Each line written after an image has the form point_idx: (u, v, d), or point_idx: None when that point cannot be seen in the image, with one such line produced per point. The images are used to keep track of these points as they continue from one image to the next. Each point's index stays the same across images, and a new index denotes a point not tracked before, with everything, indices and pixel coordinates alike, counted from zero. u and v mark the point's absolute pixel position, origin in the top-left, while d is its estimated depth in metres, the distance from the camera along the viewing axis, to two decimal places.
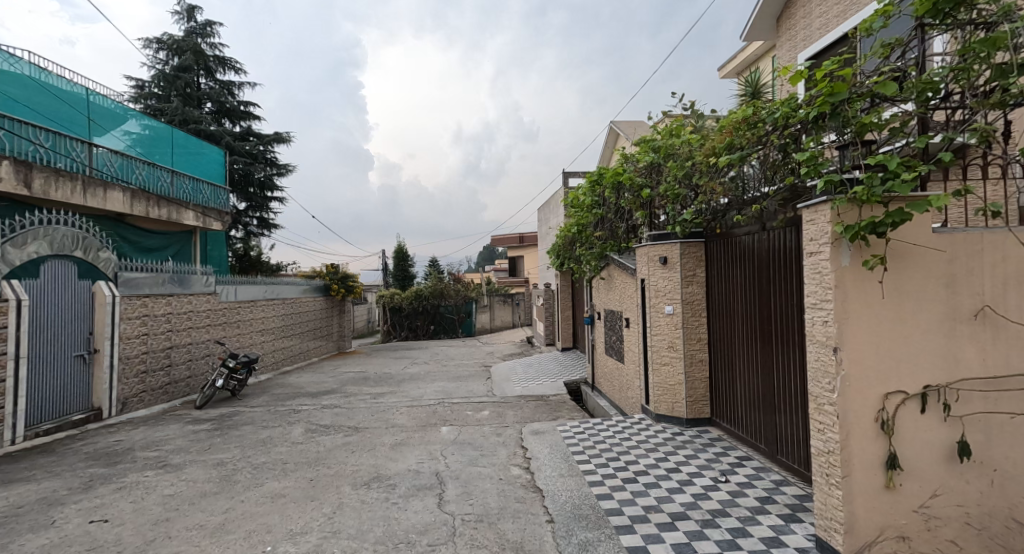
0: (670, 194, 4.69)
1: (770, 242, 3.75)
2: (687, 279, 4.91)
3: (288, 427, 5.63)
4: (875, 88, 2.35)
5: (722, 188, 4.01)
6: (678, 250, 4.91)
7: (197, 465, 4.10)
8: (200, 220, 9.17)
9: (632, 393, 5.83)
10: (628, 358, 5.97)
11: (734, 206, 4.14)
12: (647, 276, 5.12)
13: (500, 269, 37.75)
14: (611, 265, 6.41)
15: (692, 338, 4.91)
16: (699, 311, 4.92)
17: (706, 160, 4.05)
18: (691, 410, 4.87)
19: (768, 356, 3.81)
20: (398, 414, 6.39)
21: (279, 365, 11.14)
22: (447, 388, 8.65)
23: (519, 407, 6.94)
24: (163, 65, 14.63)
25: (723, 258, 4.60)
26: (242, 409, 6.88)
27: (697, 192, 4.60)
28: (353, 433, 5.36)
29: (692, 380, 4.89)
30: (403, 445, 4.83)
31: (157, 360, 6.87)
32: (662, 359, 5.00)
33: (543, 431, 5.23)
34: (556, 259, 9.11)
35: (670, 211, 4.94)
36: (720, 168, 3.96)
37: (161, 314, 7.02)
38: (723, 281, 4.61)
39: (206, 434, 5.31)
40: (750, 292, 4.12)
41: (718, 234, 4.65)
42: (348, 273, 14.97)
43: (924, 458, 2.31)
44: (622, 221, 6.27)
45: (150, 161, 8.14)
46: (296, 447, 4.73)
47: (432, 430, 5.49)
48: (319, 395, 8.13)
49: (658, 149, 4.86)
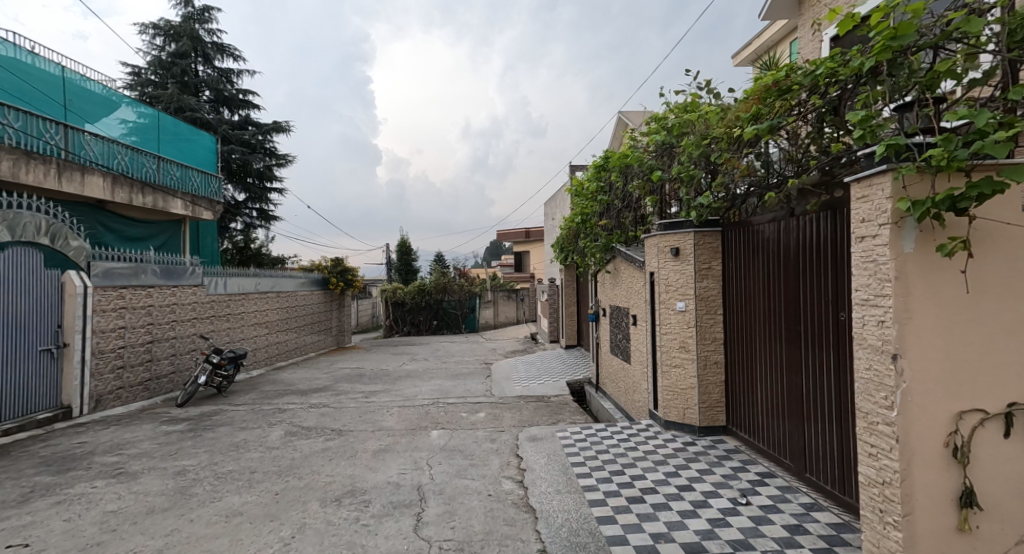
0: (684, 175, 4.18)
1: (799, 229, 3.27)
2: (701, 272, 4.43)
3: (267, 430, 5.23)
4: (954, 27, 1.83)
5: (747, 167, 3.52)
6: (693, 240, 4.41)
7: (155, 473, 3.72)
8: (189, 209, 8.82)
9: (639, 396, 5.37)
10: (635, 359, 5.51)
11: (759, 189, 3.64)
12: (658, 269, 4.66)
13: (506, 265, 37.26)
14: (617, 259, 5.93)
15: (705, 337, 4.42)
16: (714, 307, 4.43)
17: (728, 135, 3.56)
18: (703, 417, 4.40)
19: (796, 359, 3.33)
20: (387, 415, 5.99)
21: (273, 360, 10.81)
22: (444, 387, 8.24)
23: (517, 409, 6.51)
24: (160, 52, 14.26)
25: (744, 249, 4.10)
26: (225, 408, 6.52)
27: (714, 174, 4.10)
28: (336, 436, 4.95)
29: (705, 385, 4.41)
30: (386, 451, 4.42)
31: (136, 355, 6.51)
32: (672, 360, 4.55)
33: (541, 438, 4.79)
34: (560, 252, 8.63)
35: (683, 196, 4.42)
36: (743, 144, 3.46)
37: (142, 307, 6.66)
38: (744, 275, 4.11)
39: (178, 436, 4.93)
40: (775, 287, 3.63)
41: (737, 222, 4.18)
42: (348, 266, 14.58)
43: (1010, 495, 1.84)
44: (630, 211, 5.79)
45: (132, 145, 7.78)
46: (270, 453, 4.34)
47: (421, 434, 5.08)
48: (310, 393, 7.77)
49: (671, 128, 4.40)
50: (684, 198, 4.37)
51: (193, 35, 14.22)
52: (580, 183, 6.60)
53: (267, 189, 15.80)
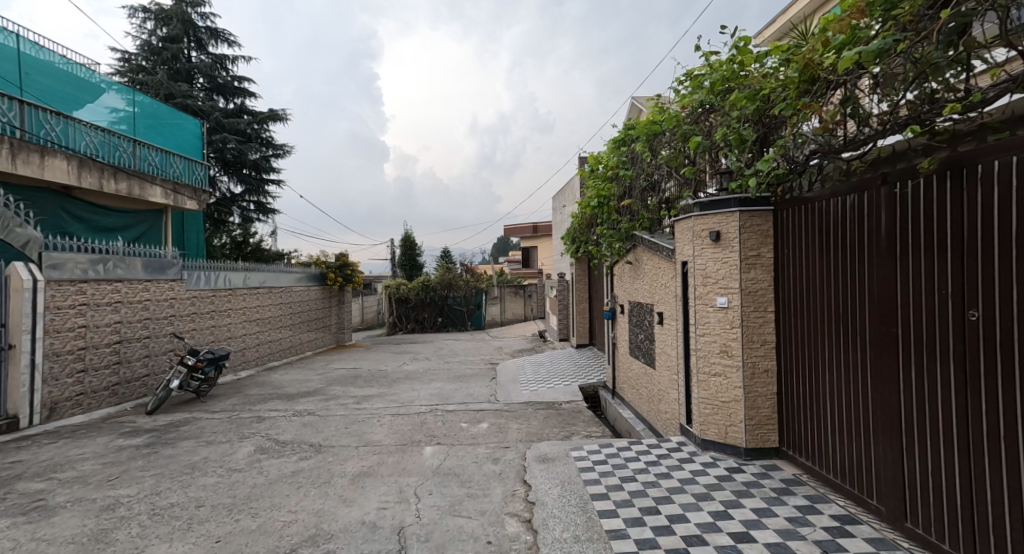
0: (732, 139, 3.42)
1: (894, 199, 2.48)
2: (747, 261, 3.64)
3: (235, 445, 4.52)
4: None
5: (829, 122, 2.71)
6: (738, 221, 3.61)
7: (77, 509, 3.00)
8: (169, 197, 8.21)
9: (667, 407, 4.60)
10: (661, 364, 4.75)
11: (833, 154, 2.87)
12: (693, 257, 3.89)
13: (514, 261, 36.43)
14: (638, 247, 5.17)
15: (753, 339, 3.64)
16: (763, 303, 3.64)
17: (799, 78, 2.79)
18: (751, 438, 3.60)
19: (885, 370, 2.55)
20: (377, 426, 5.27)
21: (266, 360, 10.15)
22: (445, 390, 7.51)
23: (525, 418, 5.75)
24: (150, 36, 13.64)
25: (803, 232, 3.31)
26: (199, 415, 5.84)
27: (768, 138, 3.34)
28: (313, 454, 4.23)
29: (753, 397, 3.62)
30: (366, 476, 3.70)
31: (101, 357, 5.86)
32: (711, 368, 3.77)
33: (553, 458, 4.04)
34: (571, 242, 7.84)
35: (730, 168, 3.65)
36: (824, 85, 2.69)
37: (107, 303, 5.99)
38: (803, 264, 3.33)
39: (130, 453, 4.23)
40: (851, 277, 2.84)
41: (795, 200, 3.39)
42: (347, 261, 13.85)
43: None
44: (655, 193, 5.03)
45: (102, 127, 7.15)
46: (229, 478, 3.61)
47: (412, 452, 4.35)
48: (297, 398, 7.08)
49: (711, 85, 3.63)
50: (733, 167, 3.57)
51: (184, 18, 13.58)
52: (595, 160, 5.78)
53: (264, 180, 15.20)
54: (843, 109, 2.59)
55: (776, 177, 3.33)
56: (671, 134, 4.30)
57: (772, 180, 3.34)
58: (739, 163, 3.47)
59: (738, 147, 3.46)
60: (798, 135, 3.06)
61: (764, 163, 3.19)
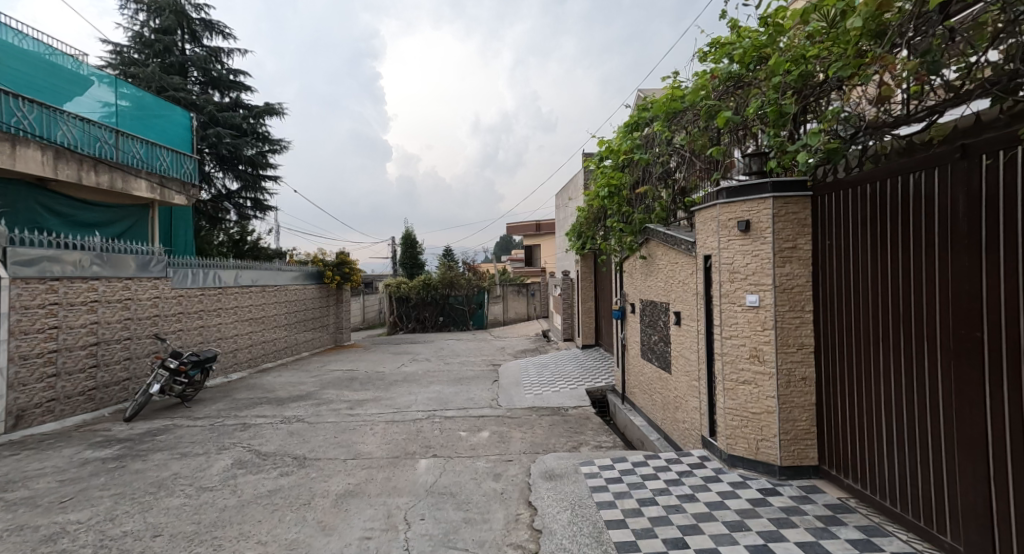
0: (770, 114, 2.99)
1: (979, 176, 2.04)
2: (781, 254, 3.20)
3: (211, 457, 4.11)
4: None
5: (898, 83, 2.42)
6: (771, 209, 3.18)
7: (12, 541, 2.60)
8: (156, 191, 7.86)
9: (686, 416, 4.18)
10: (679, 368, 4.33)
11: (886, 130, 2.57)
12: (719, 250, 3.47)
13: (517, 261, 35.91)
14: (651, 241, 4.76)
15: (788, 342, 3.21)
16: (798, 302, 3.21)
17: (865, 27, 2.47)
18: (786, 455, 3.18)
19: (966, 382, 2.12)
20: (368, 436, 4.87)
21: (260, 361, 9.79)
22: (444, 394, 7.11)
23: (528, 426, 5.34)
24: (143, 28, 13.25)
25: (846, 220, 2.88)
26: (180, 423, 5.45)
27: (812, 112, 2.95)
28: (295, 469, 3.83)
29: (789, 409, 3.19)
30: (350, 496, 3.29)
31: (75, 361, 5.47)
32: (739, 376, 3.37)
33: (560, 474, 3.62)
34: (576, 238, 7.42)
35: (765, 150, 3.24)
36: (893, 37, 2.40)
37: (83, 304, 5.61)
38: (847, 257, 2.90)
39: (94, 468, 3.82)
40: (911, 271, 2.41)
41: (837, 182, 2.96)
42: (345, 259, 13.48)
43: None
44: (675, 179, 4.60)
45: (82, 116, 6.79)
46: (196, 499, 3.21)
47: (405, 466, 3.95)
48: (287, 403, 6.69)
49: (742, 56, 3.23)
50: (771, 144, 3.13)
51: (177, 9, 13.18)
52: (605, 147, 5.33)
53: (261, 176, 14.83)
54: (919, 63, 2.28)
55: (827, 152, 2.80)
56: (693, 112, 3.87)
57: (825, 156, 2.81)
58: (778, 140, 3.03)
59: (775, 121, 3.03)
60: (848, 108, 2.77)
61: (811, 137, 2.76)
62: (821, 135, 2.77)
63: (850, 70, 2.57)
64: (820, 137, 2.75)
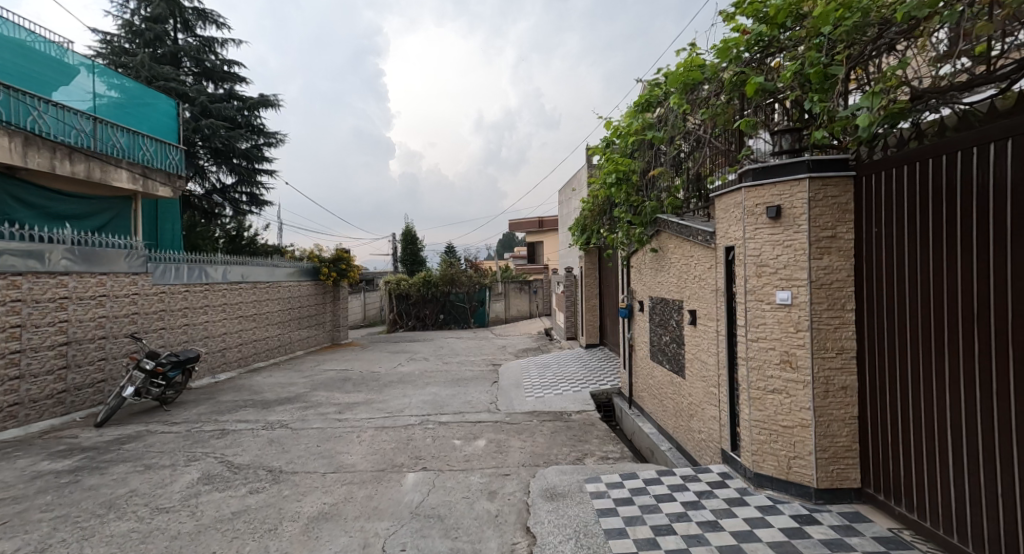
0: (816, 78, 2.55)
1: None
2: (818, 245, 2.76)
3: (177, 471, 3.72)
4: None
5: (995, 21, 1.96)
6: (807, 192, 2.75)
7: None
8: (138, 182, 7.51)
9: (703, 427, 3.76)
10: (694, 373, 3.91)
11: (952, 95, 2.16)
12: (745, 241, 3.04)
13: (518, 258, 35.38)
14: (663, 234, 4.35)
15: (825, 346, 2.77)
16: (838, 300, 2.77)
17: None
18: (822, 476, 2.76)
19: None
20: (355, 444, 4.48)
21: (252, 361, 9.42)
22: (440, 397, 6.71)
23: (529, 433, 4.92)
24: (133, 16, 12.88)
25: (899, 203, 2.45)
26: (155, 429, 5.08)
27: (868, 70, 2.50)
28: (267, 485, 3.44)
29: (827, 423, 2.76)
30: (323, 520, 2.89)
31: (42, 362, 5.10)
32: (767, 384, 2.95)
33: (563, 493, 3.22)
34: (579, 232, 7.01)
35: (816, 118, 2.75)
36: None
37: (51, 300, 5.25)
38: (897, 248, 2.47)
39: (45, 483, 3.45)
40: (989, 262, 1.99)
41: (888, 159, 2.53)
42: (342, 254, 13.09)
43: None
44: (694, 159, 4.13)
45: (55, 101, 6.36)
46: (149, 523, 2.83)
47: (391, 481, 3.54)
48: (273, 406, 6.31)
49: (776, 15, 2.79)
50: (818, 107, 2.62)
51: None
52: (612, 129, 4.89)
53: (256, 170, 14.44)
54: None
55: (889, 114, 2.30)
56: (715, 84, 3.42)
57: (884, 120, 2.33)
58: (825, 106, 2.57)
59: (819, 84, 2.61)
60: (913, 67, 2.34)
61: (865, 98, 2.28)
62: (881, 96, 2.28)
63: (925, 11, 2.12)
64: (882, 98, 2.27)
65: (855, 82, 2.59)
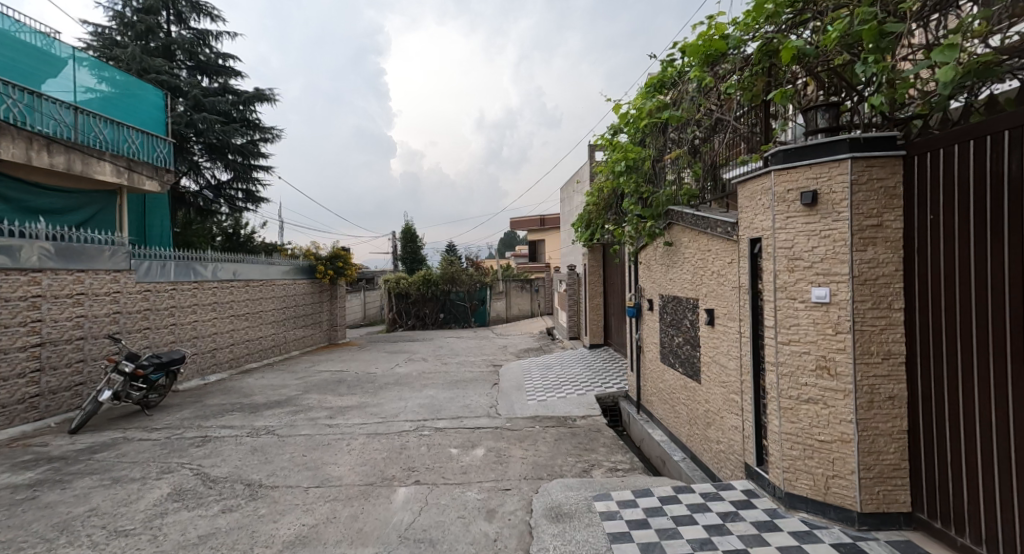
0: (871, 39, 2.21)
1: None
2: (862, 235, 2.42)
3: (146, 486, 3.39)
4: None
5: None
6: (849, 174, 2.40)
7: None
8: (122, 175, 7.20)
9: (723, 437, 3.42)
10: (712, 377, 3.57)
11: None
12: (775, 230, 2.69)
13: (518, 256, 35.00)
14: (676, 226, 4.01)
15: (870, 350, 2.43)
16: (885, 297, 2.42)
17: None
18: (867, 499, 2.42)
19: None
20: (343, 454, 4.15)
21: (243, 361, 9.09)
22: (437, 400, 6.37)
23: (532, 441, 4.58)
24: (124, 8, 12.61)
25: (960, 185, 2.11)
26: (131, 436, 4.76)
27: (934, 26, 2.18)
28: (243, 502, 3.11)
29: (871, 438, 2.42)
30: (299, 546, 2.56)
31: (11, 364, 4.79)
32: (801, 393, 2.61)
33: (569, 513, 2.88)
34: (584, 229, 6.69)
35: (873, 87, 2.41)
36: None
37: (23, 299, 4.95)
38: (957, 237, 2.13)
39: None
40: None
41: (946, 134, 2.18)
42: (339, 252, 12.77)
43: None
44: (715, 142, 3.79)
45: (32, 90, 6.02)
46: (102, 550, 2.50)
47: (379, 498, 3.21)
48: (261, 410, 5.97)
49: None
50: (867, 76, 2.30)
51: None
52: (621, 115, 4.55)
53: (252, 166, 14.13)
54: None
55: (968, 70, 1.95)
56: (739, 61, 3.09)
57: (962, 78, 1.97)
58: (883, 67, 2.21)
59: (875, 44, 2.26)
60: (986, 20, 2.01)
61: (939, 53, 1.91)
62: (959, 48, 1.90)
63: None
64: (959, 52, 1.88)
65: (916, 40, 2.24)
